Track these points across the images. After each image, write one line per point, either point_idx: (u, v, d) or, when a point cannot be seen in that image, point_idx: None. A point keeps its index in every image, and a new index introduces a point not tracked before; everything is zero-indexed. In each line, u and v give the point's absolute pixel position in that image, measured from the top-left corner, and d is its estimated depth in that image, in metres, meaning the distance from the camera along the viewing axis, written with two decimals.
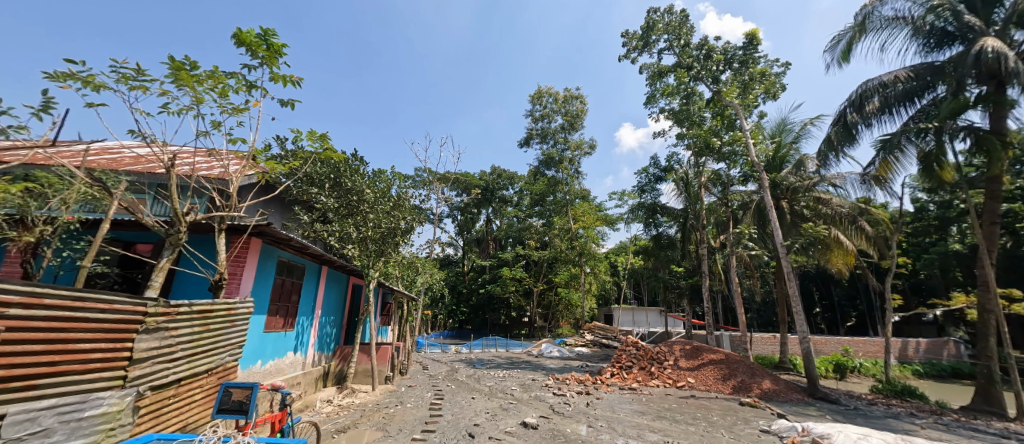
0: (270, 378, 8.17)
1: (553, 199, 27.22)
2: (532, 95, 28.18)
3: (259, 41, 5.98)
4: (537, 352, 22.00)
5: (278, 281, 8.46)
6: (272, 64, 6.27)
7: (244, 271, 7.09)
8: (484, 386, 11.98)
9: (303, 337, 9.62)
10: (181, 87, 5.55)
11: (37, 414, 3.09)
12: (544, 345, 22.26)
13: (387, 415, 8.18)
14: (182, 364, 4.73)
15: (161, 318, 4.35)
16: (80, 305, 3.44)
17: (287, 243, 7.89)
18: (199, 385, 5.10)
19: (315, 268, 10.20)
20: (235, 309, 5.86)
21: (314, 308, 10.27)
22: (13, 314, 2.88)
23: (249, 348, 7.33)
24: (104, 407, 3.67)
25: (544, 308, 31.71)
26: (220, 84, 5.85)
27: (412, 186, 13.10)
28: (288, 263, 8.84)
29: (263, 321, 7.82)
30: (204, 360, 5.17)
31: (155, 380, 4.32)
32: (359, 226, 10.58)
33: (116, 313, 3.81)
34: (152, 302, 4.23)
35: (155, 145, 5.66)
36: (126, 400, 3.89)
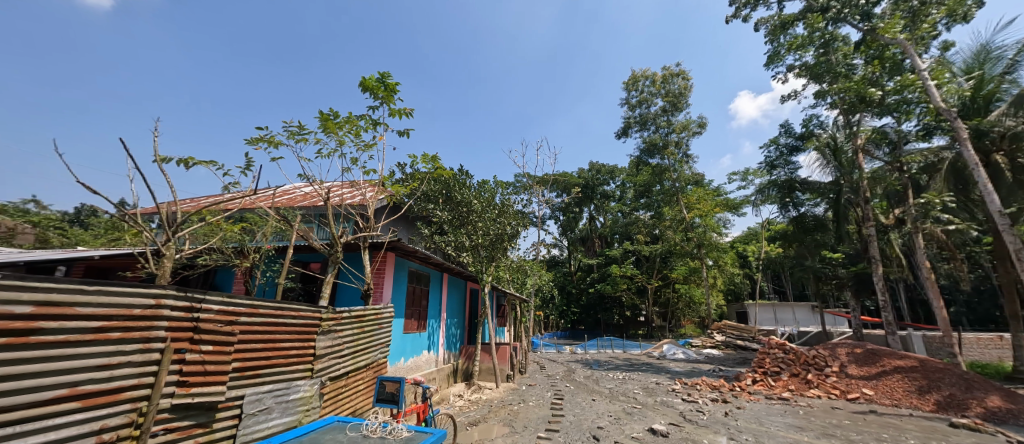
0: (411, 373, 9.39)
1: (660, 189, 25.61)
2: (626, 81, 27.01)
3: (379, 85, 7.03)
4: (658, 353, 20.79)
5: (410, 288, 9.68)
6: (389, 102, 7.27)
7: (384, 281, 8.31)
8: (605, 388, 11.86)
9: (433, 338, 10.82)
10: (328, 134, 6.82)
11: (261, 396, 4.17)
12: (665, 346, 20.93)
13: (512, 412, 8.72)
14: (347, 359, 5.78)
15: (331, 322, 5.39)
16: (279, 313, 4.54)
17: (414, 255, 9.01)
18: (361, 377, 6.16)
19: (438, 276, 11.38)
20: (381, 314, 6.90)
21: (440, 311, 11.45)
22: (241, 322, 4.02)
23: (394, 347, 8.55)
24: (301, 393, 4.72)
25: (662, 307, 29.87)
26: (353, 126, 7.02)
27: (514, 193, 13.72)
28: (416, 272, 10.06)
29: (402, 324, 9.03)
30: (364, 356, 6.23)
31: (332, 372, 5.36)
32: (470, 235, 11.53)
33: (302, 319, 4.88)
34: (324, 309, 5.27)
35: (316, 183, 7.11)
36: (315, 388, 4.95)
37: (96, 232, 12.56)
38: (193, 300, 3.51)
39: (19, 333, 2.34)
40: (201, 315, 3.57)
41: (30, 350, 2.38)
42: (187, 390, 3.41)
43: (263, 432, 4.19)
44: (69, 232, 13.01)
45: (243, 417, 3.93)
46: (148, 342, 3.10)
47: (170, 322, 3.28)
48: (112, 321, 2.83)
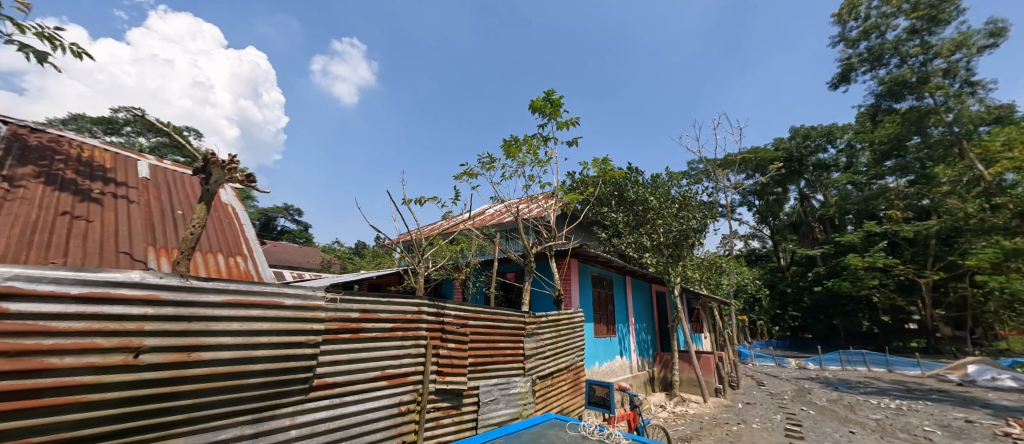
0: (607, 378, 9.45)
1: (916, 143, 18.65)
2: (835, 14, 21.02)
3: (546, 103, 7.34)
4: (966, 378, 14.06)
5: (596, 293, 9.81)
6: (557, 116, 7.51)
7: (572, 286, 8.66)
8: (867, 420, 9.10)
9: (625, 343, 10.62)
10: (510, 158, 7.64)
11: (491, 387, 4.90)
12: (977, 366, 14.16)
13: (732, 434, 7.66)
14: (551, 360, 6.19)
15: (534, 325, 5.96)
16: (495, 318, 5.29)
17: (596, 259, 9.11)
18: (564, 378, 6.49)
19: (621, 279, 11.15)
20: (574, 318, 7.13)
21: (629, 315, 11.14)
22: (470, 324, 4.86)
23: (588, 351, 8.78)
24: (518, 388, 5.33)
25: (949, 309, 21.25)
26: (529, 147, 7.59)
27: (694, 183, 12.35)
28: (600, 277, 10.12)
29: (592, 328, 9.21)
30: (564, 358, 6.57)
31: (539, 371, 5.84)
32: (650, 235, 10.96)
33: (512, 323, 5.55)
34: (527, 314, 5.84)
35: (507, 202, 8.09)
36: (528, 385, 5.50)
37: (364, 258, 17.31)
38: (438, 307, 4.46)
39: (354, 330, 3.46)
40: (445, 319, 4.50)
41: (362, 341, 3.53)
42: (443, 378, 4.32)
43: (495, 419, 4.90)
44: (350, 259, 18.35)
45: (481, 404, 4.73)
46: (417, 339, 4.09)
47: (428, 324, 4.26)
48: (397, 322, 3.89)
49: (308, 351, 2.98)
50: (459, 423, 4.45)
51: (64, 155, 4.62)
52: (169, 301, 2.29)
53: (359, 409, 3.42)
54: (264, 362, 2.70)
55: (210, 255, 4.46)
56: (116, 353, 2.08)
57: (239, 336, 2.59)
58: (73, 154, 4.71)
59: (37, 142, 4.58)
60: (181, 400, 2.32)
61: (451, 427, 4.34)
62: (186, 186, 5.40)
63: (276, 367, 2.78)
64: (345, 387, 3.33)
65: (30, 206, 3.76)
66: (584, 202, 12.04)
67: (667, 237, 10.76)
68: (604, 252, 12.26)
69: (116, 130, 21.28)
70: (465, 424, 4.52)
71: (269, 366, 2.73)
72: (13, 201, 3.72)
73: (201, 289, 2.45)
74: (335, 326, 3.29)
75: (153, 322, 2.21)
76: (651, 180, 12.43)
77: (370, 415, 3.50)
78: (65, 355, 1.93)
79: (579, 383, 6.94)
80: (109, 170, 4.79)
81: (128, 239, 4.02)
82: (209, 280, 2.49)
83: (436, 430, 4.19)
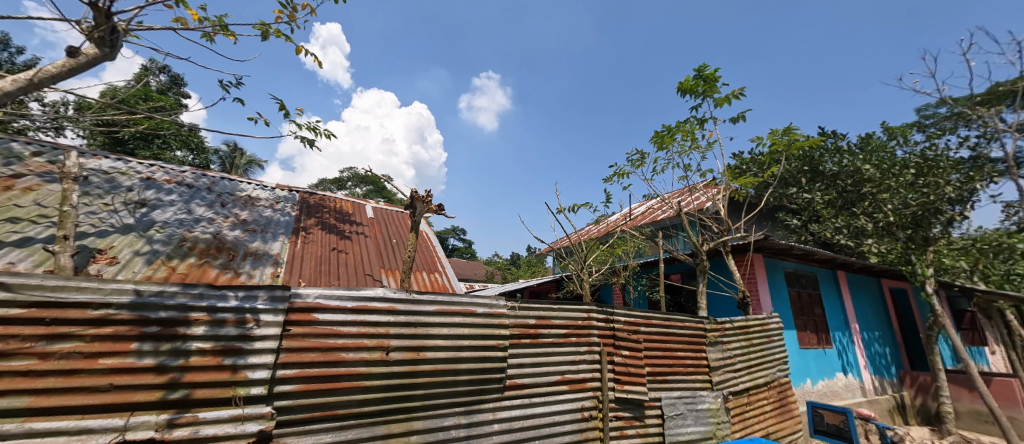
0: (826, 400, 7.60)
1: None
2: None
3: (697, 81, 6.24)
4: None
5: (793, 294, 8.03)
6: (712, 93, 6.32)
7: (760, 286, 7.31)
8: None
9: (848, 357, 8.38)
10: (661, 149, 6.98)
11: (675, 401, 4.43)
12: None
13: None
14: (745, 374, 5.22)
15: (717, 333, 5.12)
16: (670, 324, 4.82)
17: (789, 252, 7.52)
18: (765, 396, 5.40)
19: (831, 275, 8.91)
20: (768, 324, 5.88)
21: (849, 321, 8.73)
22: (643, 331, 4.54)
23: (794, 366, 7.22)
24: (707, 404, 4.67)
25: None
26: (683, 134, 6.75)
27: (935, 138, 9.05)
28: (797, 273, 8.29)
29: (796, 337, 7.54)
30: (761, 372, 5.45)
31: (731, 386, 4.99)
32: (872, 215, 8.64)
33: (690, 329, 4.96)
34: (707, 320, 5.10)
35: (665, 198, 7.50)
36: (719, 401, 4.77)
37: (524, 268, 18.43)
38: (607, 313, 4.35)
39: (533, 335, 3.78)
40: (615, 325, 4.36)
41: (541, 346, 3.80)
42: (622, 386, 4.15)
43: (684, 437, 4.40)
44: (512, 270, 19.82)
45: (666, 418, 4.31)
46: (591, 345, 4.12)
47: (599, 330, 4.24)
48: (570, 329, 4.03)
49: (498, 353, 3.46)
50: (645, 435, 4.16)
51: (327, 207, 6.30)
52: (402, 312, 3.09)
53: (547, 410, 3.65)
54: (469, 363, 3.29)
55: (420, 273, 5.38)
56: (377, 350, 2.92)
57: (448, 339, 3.24)
58: (331, 206, 6.43)
59: (313, 201, 6.41)
60: (418, 388, 3.03)
61: (637, 439, 4.09)
62: (398, 220, 6.74)
63: (478, 367, 3.33)
64: (533, 388, 3.63)
65: (316, 244, 5.10)
66: (762, 186, 10.13)
67: (900, 215, 8.22)
68: (798, 243, 9.98)
69: (341, 185, 28.44)
70: (652, 437, 4.20)
71: (471, 364, 3.30)
72: (308, 242, 5.12)
73: (419, 302, 3.19)
74: (518, 332, 3.66)
75: (394, 327, 3.03)
76: (860, 144, 9.74)
77: (557, 417, 3.69)
78: (353, 351, 2.84)
79: (787, 402, 5.72)
80: (350, 215, 6.34)
81: (369, 264, 5.14)
82: (424, 295, 3.22)
83: (622, 440, 4.01)
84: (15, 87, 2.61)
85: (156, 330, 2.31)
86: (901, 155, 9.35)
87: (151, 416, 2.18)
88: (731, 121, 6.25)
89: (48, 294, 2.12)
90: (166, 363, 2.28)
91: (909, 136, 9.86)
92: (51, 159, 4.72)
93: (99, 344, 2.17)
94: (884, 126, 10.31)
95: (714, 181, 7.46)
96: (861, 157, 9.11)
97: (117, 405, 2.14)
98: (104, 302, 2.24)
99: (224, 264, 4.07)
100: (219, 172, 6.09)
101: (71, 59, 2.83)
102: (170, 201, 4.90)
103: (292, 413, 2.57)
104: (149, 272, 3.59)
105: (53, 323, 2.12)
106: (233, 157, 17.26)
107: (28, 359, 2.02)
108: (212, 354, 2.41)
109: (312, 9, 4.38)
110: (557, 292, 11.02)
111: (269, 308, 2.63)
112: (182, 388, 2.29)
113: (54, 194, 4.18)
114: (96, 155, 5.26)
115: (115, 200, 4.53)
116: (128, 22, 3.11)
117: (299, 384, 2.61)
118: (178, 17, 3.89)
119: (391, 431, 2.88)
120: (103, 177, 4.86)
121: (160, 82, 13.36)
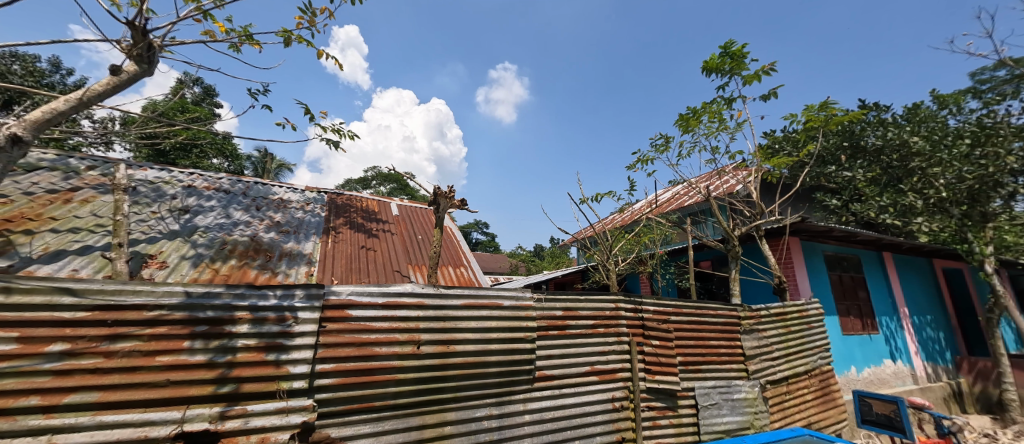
0: (874, 388, 7.23)
1: None
2: None
3: (723, 58, 5.96)
4: None
5: (834, 278, 7.64)
6: (740, 70, 6.03)
7: (797, 271, 6.99)
8: None
9: (897, 343, 7.93)
10: (687, 132, 6.74)
11: (708, 390, 4.33)
12: None
13: None
14: (782, 363, 5.02)
15: (751, 321, 4.93)
16: (701, 312, 4.68)
17: (829, 234, 7.15)
18: (805, 385, 5.19)
19: (876, 257, 8.42)
20: (806, 311, 5.62)
21: (898, 305, 8.23)
22: (673, 320, 4.43)
23: (837, 353, 6.89)
24: (744, 393, 4.54)
25: None
26: (710, 115, 6.48)
27: (994, 104, 8.31)
28: (838, 256, 7.86)
29: (838, 323, 7.19)
30: (800, 361, 5.22)
31: (769, 375, 4.81)
32: (922, 192, 8.13)
33: (723, 317, 4.81)
34: (740, 307, 4.93)
35: (692, 183, 7.26)
36: (756, 390, 4.62)
37: (547, 259, 18.39)
38: (636, 302, 4.29)
39: (561, 327, 3.76)
40: (644, 314, 4.29)
41: (569, 337, 3.78)
42: (654, 377, 4.09)
43: (720, 427, 4.30)
44: (535, 261, 19.84)
45: (700, 408, 4.22)
46: (619, 335, 4.07)
47: (628, 320, 4.18)
48: (598, 320, 4.00)
49: (526, 345, 3.48)
50: (678, 426, 4.09)
51: (354, 207, 6.48)
52: (430, 307, 3.15)
53: (577, 401, 3.65)
54: (498, 355, 3.32)
55: (446, 268, 5.46)
56: (409, 344, 2.99)
57: (475, 332, 3.28)
58: (358, 205, 6.59)
59: (341, 201, 6.60)
60: (449, 380, 3.09)
61: (670, 429, 4.03)
62: (423, 216, 6.85)
63: (507, 359, 3.35)
64: (562, 379, 3.63)
65: (345, 243, 5.26)
66: (797, 165, 9.59)
67: (953, 190, 7.69)
68: (839, 224, 9.42)
69: (366, 185, 29.15)
70: (686, 428, 4.13)
71: (500, 356, 3.33)
72: (338, 241, 5.28)
73: (446, 297, 3.24)
74: (545, 324, 3.66)
75: (423, 322, 3.10)
76: (907, 115, 9.04)
77: (588, 408, 3.68)
78: (386, 345, 2.91)
79: (830, 391, 5.48)
80: (376, 213, 6.50)
81: (397, 260, 5.26)
82: (450, 290, 3.27)
83: (654, 430, 3.95)
84: (68, 106, 2.79)
85: (205, 328, 2.45)
86: (954, 125, 8.65)
87: (205, 409, 2.34)
88: (762, 98, 5.95)
89: (109, 298, 2.29)
90: (215, 360, 2.43)
91: (963, 103, 9.09)
92: (103, 172, 5.07)
93: (155, 343, 2.32)
94: (934, 93, 9.55)
95: (744, 163, 7.16)
96: (908, 129, 8.50)
97: (174, 399, 2.29)
98: (158, 303, 2.39)
99: (262, 264, 4.26)
100: (252, 177, 6.36)
101: (116, 77, 2.99)
102: (210, 206, 5.17)
103: (332, 405, 2.68)
104: (195, 275, 3.80)
105: (114, 324, 2.28)
106: (264, 162, 17.98)
107: (95, 357, 2.19)
108: (257, 350, 2.54)
109: (331, 13, 4.45)
110: (582, 283, 10.96)
111: (306, 306, 2.74)
112: (230, 382, 2.42)
113: (108, 204, 4.48)
114: (142, 166, 5.59)
115: (162, 207, 4.82)
116: (163, 39, 3.26)
117: (337, 377, 2.71)
118: (206, 30, 4.04)
119: (425, 422, 2.95)
120: (150, 186, 5.17)
121: (195, 94, 14.06)
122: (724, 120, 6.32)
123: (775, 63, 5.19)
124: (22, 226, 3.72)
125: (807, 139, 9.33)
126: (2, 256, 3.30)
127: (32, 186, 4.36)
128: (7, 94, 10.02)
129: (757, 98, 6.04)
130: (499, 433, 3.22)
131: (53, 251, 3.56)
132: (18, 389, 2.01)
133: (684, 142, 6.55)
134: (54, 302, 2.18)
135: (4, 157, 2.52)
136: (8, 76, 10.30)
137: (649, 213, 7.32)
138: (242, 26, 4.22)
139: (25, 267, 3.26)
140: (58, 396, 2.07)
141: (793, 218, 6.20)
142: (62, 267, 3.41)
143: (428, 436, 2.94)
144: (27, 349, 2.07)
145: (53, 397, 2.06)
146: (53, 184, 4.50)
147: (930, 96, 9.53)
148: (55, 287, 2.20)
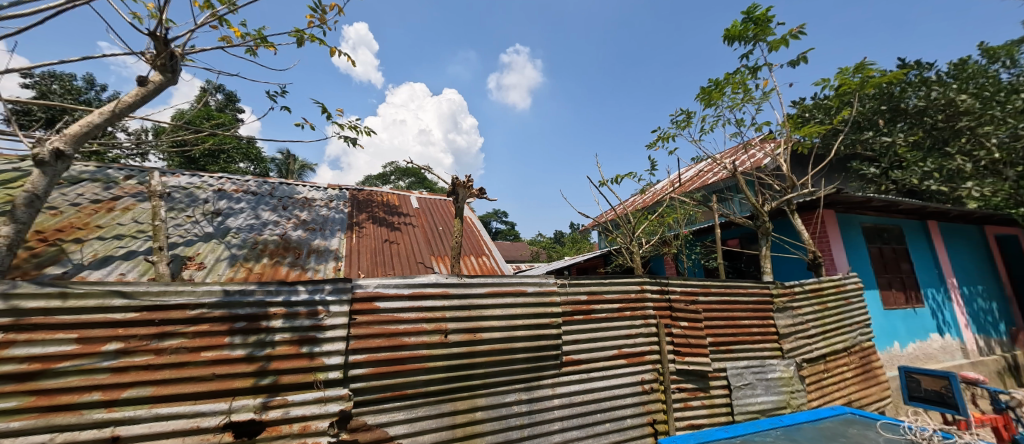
0: (920, 363, 6.89)
1: None
2: None
3: (746, 25, 5.64)
4: None
5: (874, 250, 7.26)
6: (765, 36, 5.69)
7: (833, 245, 6.68)
8: None
9: (944, 316, 7.52)
10: (709, 104, 6.42)
11: (741, 371, 4.22)
12: None
13: None
14: (820, 340, 4.82)
15: (786, 298, 4.74)
16: (730, 291, 4.55)
17: (867, 205, 6.78)
18: (844, 363, 4.99)
19: (920, 227, 7.95)
20: (844, 285, 5.37)
21: (945, 275, 7.76)
22: (702, 301, 4.32)
23: (879, 328, 6.60)
24: (779, 373, 4.41)
25: None
26: (734, 86, 6.17)
27: None
28: (877, 227, 7.46)
29: (879, 297, 6.86)
30: (839, 338, 5.01)
31: (805, 353, 4.65)
32: (971, 153, 7.57)
33: (755, 296, 4.66)
34: (772, 284, 4.75)
35: (716, 159, 6.92)
36: (792, 369, 4.48)
37: (567, 245, 18.35)
38: (662, 283, 4.21)
39: (587, 312, 3.73)
40: (671, 296, 4.21)
41: (595, 322, 3.74)
42: (683, 358, 4.02)
43: (755, 407, 4.20)
44: (556, 248, 19.82)
45: (733, 389, 4.13)
46: (646, 318, 4.01)
47: (654, 302, 4.11)
48: (623, 303, 3.94)
49: (552, 330, 3.47)
50: (712, 407, 4.02)
51: (375, 201, 6.58)
52: (454, 296, 3.18)
53: (606, 384, 3.63)
54: (523, 342, 3.33)
55: (469, 257, 5.49)
56: (436, 333, 3.03)
57: (501, 320, 3.30)
58: (379, 200, 6.69)
59: (362, 197, 6.71)
60: (478, 367, 3.11)
61: (702, 411, 3.97)
62: (444, 209, 6.91)
63: (534, 345, 3.36)
64: (590, 363, 3.61)
65: (369, 237, 5.36)
66: (829, 134, 9.06)
67: (1007, 150, 7.13)
68: (878, 194, 8.85)
69: (385, 180, 29.67)
70: (719, 409, 4.06)
71: (526, 343, 3.33)
72: (363, 235, 5.41)
73: (470, 285, 3.26)
74: (570, 309, 3.63)
75: (449, 311, 3.13)
76: (953, 72, 8.39)
77: (617, 391, 3.65)
78: (414, 335, 2.96)
79: (872, 368, 5.27)
80: (397, 208, 6.58)
81: (420, 252, 5.34)
82: (474, 279, 3.29)
83: (687, 412, 3.90)
84: (102, 119, 2.88)
85: (243, 325, 2.55)
86: (1006, 80, 7.99)
87: (250, 400, 2.44)
88: (788, 64, 5.59)
89: (154, 299, 2.40)
90: (255, 353, 2.52)
91: (1017, 55, 8.36)
92: (140, 181, 5.31)
93: (199, 339, 2.43)
94: (983, 46, 8.81)
95: (772, 134, 6.76)
96: (954, 87, 7.89)
97: (220, 392, 2.40)
98: (198, 302, 2.49)
99: (292, 261, 4.40)
100: (277, 177, 6.52)
101: (143, 88, 3.08)
102: (240, 208, 5.35)
103: (367, 394, 2.75)
104: (231, 274, 3.96)
105: (162, 323, 2.39)
106: (287, 164, 18.64)
107: (146, 355, 2.32)
108: (293, 343, 2.62)
109: (339, 7, 4.42)
110: (606, 267, 10.90)
111: (335, 300, 2.81)
112: (270, 374, 2.52)
113: (146, 211, 4.71)
114: (174, 173, 5.80)
115: (196, 211, 5.01)
116: (184, 48, 3.32)
117: (370, 367, 2.78)
118: (224, 36, 4.13)
119: (457, 408, 3.00)
120: (183, 192, 5.39)
121: (219, 100, 14.54)
122: (749, 90, 6.00)
123: (804, 26, 4.86)
124: (72, 235, 3.95)
125: (841, 104, 8.81)
126: (57, 264, 3.51)
127: (78, 197, 4.60)
128: (48, 113, 10.60)
129: (784, 64, 5.71)
130: (529, 418, 3.23)
131: (102, 257, 3.77)
132: (81, 385, 2.15)
133: (706, 117, 6.26)
134: (106, 305, 2.31)
135: (50, 171, 2.66)
136: (50, 96, 10.86)
137: (673, 192, 7.05)
138: (256, 29, 4.27)
139: (78, 273, 3.47)
140: (117, 391, 2.21)
141: (827, 190, 5.86)
142: (111, 271, 3.62)
143: (460, 422, 2.99)
144: (86, 349, 2.22)
145: (113, 392, 2.20)
146: (96, 195, 4.74)
147: (979, 49, 8.79)
148: (106, 290, 2.32)
